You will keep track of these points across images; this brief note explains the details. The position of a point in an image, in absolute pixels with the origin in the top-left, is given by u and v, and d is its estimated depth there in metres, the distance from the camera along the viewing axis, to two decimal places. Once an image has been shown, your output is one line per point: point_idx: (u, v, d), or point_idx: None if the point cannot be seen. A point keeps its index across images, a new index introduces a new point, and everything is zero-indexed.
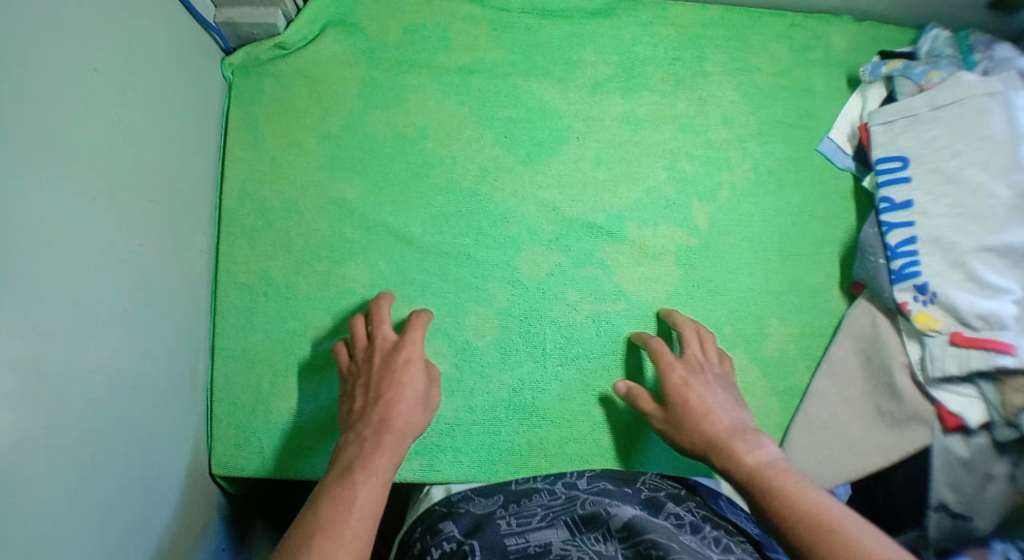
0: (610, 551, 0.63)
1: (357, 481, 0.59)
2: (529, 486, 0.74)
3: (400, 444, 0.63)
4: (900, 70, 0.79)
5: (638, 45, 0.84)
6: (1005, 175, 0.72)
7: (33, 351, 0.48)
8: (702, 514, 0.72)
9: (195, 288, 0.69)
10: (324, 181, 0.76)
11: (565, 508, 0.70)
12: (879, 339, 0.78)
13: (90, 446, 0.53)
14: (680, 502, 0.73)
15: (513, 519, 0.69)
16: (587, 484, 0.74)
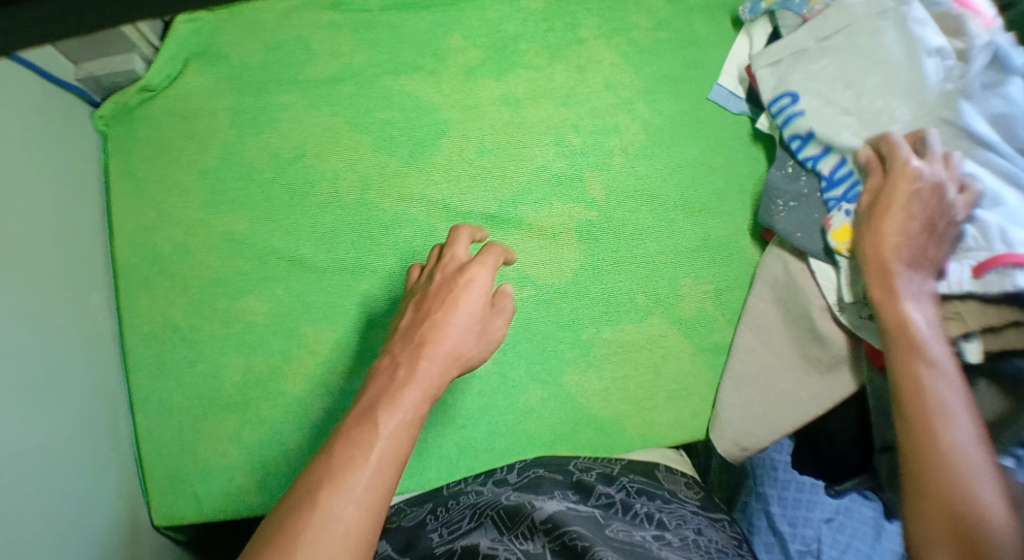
0: (537, 549, 0.59)
1: (393, 395, 0.49)
2: (458, 491, 0.74)
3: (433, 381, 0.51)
4: (780, 1, 0.77)
5: (507, 23, 0.80)
6: (911, 98, 0.68)
7: None
8: (635, 489, 0.71)
9: (101, 353, 0.75)
10: (210, 218, 0.77)
11: (491, 505, 0.68)
12: (794, 282, 0.73)
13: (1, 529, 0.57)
14: (613, 481, 0.72)
15: (443, 528, 0.66)
16: (516, 478, 0.73)
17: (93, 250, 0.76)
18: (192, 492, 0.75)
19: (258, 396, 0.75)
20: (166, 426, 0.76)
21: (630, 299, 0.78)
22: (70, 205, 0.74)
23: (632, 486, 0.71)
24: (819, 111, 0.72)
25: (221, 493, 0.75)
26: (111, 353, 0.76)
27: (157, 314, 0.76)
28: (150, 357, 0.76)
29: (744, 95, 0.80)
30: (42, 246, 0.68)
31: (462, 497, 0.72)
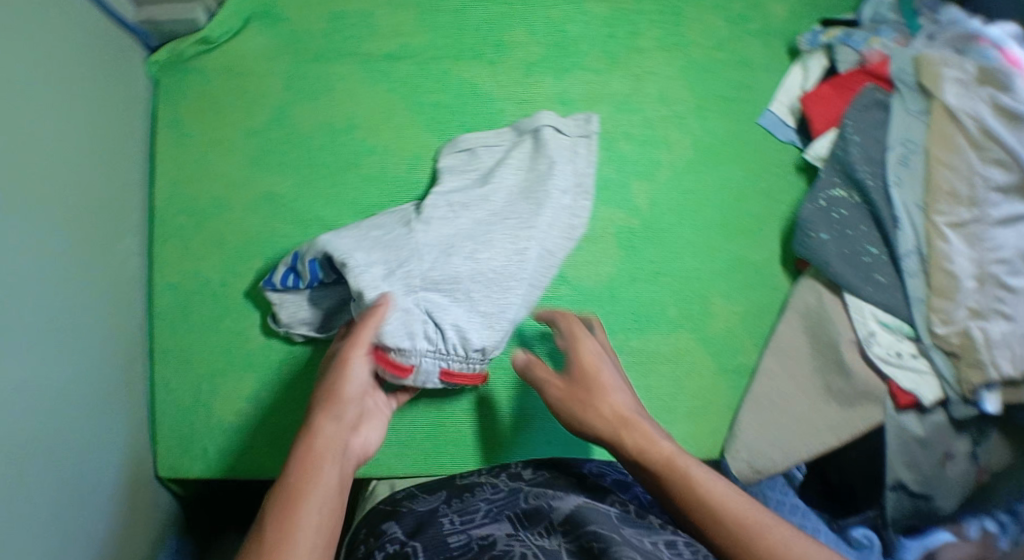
0: (552, 546, 0.62)
1: (320, 429, 0.58)
2: (472, 480, 0.75)
3: (630, 411, 0.66)
4: (839, 37, 0.80)
5: (570, 23, 0.81)
6: (969, 159, 0.70)
7: None
8: (651, 500, 0.70)
9: (127, 297, 0.74)
10: (253, 177, 0.77)
11: (507, 502, 0.70)
12: (825, 315, 0.75)
13: (20, 470, 0.56)
14: (628, 491, 0.72)
15: (456, 517, 0.69)
16: (531, 475, 0.74)
17: (132, 196, 0.76)
18: (201, 448, 0.75)
19: (282, 359, 0.76)
20: (184, 380, 0.75)
21: (660, 309, 0.78)
22: (116, 149, 0.74)
23: (647, 497, 0.71)
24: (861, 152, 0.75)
25: (231, 453, 0.74)
26: (137, 302, 0.76)
27: (189, 268, 0.77)
28: (178, 308, 0.76)
29: (793, 124, 0.82)
30: (87, 187, 0.68)
31: (476, 489, 0.73)
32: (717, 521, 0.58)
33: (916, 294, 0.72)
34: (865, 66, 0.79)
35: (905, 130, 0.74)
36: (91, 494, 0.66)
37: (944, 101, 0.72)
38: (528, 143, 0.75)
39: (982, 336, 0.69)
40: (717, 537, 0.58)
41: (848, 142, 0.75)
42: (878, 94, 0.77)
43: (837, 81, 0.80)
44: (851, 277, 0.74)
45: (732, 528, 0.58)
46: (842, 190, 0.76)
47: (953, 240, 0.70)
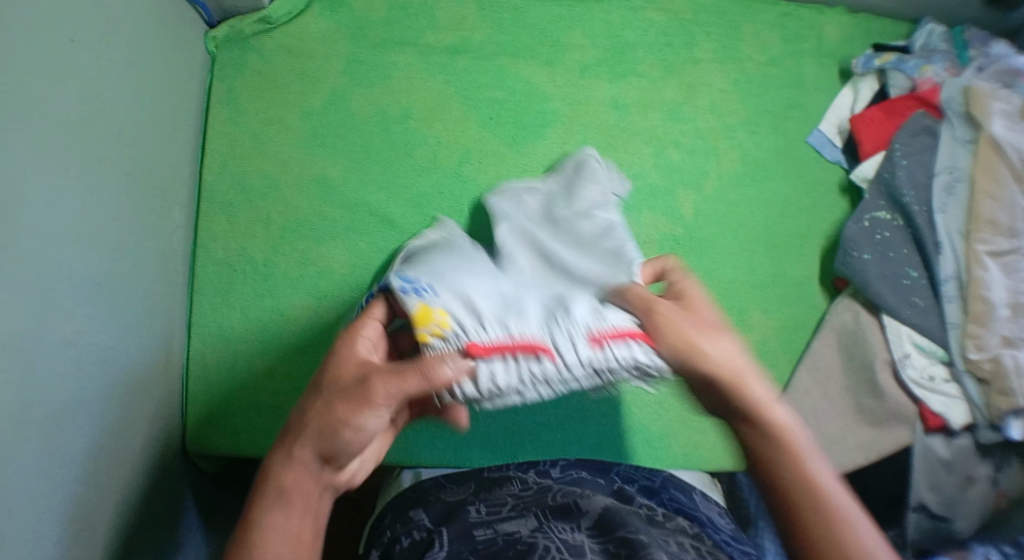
0: (577, 541, 0.59)
1: (305, 437, 0.50)
2: (500, 475, 0.73)
3: (732, 363, 0.54)
4: (893, 62, 0.83)
5: (627, 30, 0.84)
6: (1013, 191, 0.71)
7: (25, 305, 0.52)
8: (675, 509, 0.69)
9: (172, 263, 0.74)
10: (306, 158, 0.79)
11: (536, 498, 0.68)
12: (862, 335, 0.77)
13: (65, 416, 0.56)
14: (653, 497, 0.70)
15: (484, 507, 0.67)
16: (561, 473, 0.73)
17: (183, 167, 0.76)
18: (232, 425, 0.74)
19: (320, 343, 0.76)
20: (220, 356, 0.75)
21: None
22: (173, 119, 0.74)
23: (671, 507, 0.69)
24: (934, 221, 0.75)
25: (262, 434, 0.74)
26: (180, 274, 0.76)
27: (234, 244, 0.77)
28: (221, 284, 0.76)
29: (840, 144, 0.85)
30: (141, 151, 0.68)
31: (505, 484, 0.71)
32: (798, 458, 0.51)
33: (952, 319, 0.73)
34: (915, 92, 0.81)
35: (951, 159, 0.76)
36: (126, 461, 0.66)
37: (992, 133, 0.73)
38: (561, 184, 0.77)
39: (1013, 363, 0.69)
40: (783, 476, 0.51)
41: (896, 165, 0.77)
42: (926, 121, 0.78)
43: (887, 105, 0.81)
44: (889, 298, 0.75)
45: (801, 477, 0.51)
46: (887, 213, 0.77)
47: (991, 267, 0.71)
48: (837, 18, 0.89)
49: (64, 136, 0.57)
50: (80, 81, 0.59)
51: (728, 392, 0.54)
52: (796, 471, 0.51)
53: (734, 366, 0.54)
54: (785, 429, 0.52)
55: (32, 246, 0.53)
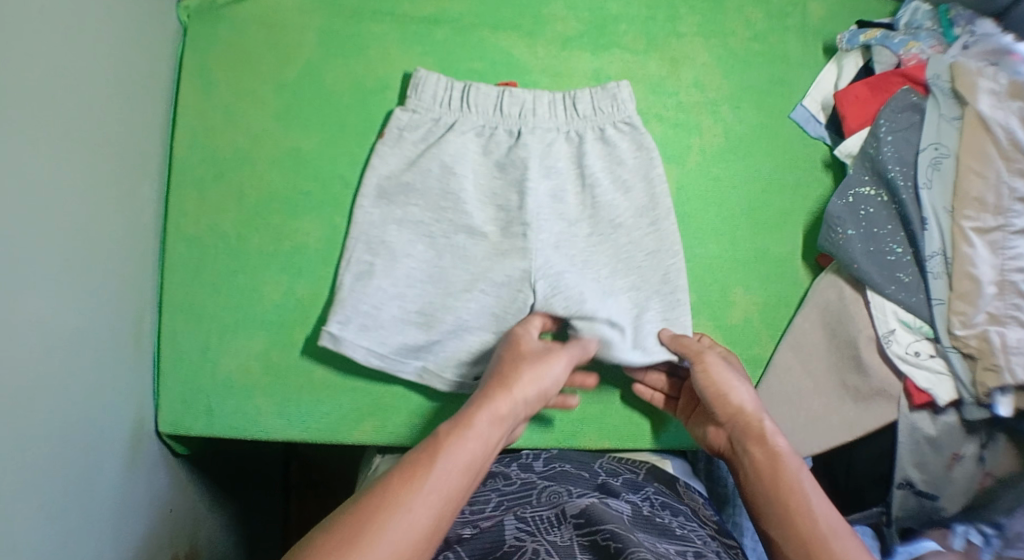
0: (564, 540, 0.57)
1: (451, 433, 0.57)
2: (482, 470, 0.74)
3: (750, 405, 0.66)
4: (878, 38, 0.82)
5: (610, 2, 0.83)
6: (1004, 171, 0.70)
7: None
8: (659, 502, 0.68)
9: (143, 239, 0.72)
10: (281, 132, 0.77)
11: (519, 495, 0.67)
12: (846, 311, 0.76)
13: (29, 394, 0.54)
14: (638, 490, 0.69)
15: (466, 507, 0.66)
16: (543, 466, 0.72)
17: (155, 142, 0.74)
18: (206, 403, 0.73)
19: (294, 320, 0.74)
20: (193, 333, 0.74)
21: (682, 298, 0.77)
22: (144, 90, 0.72)
23: (656, 497, 0.68)
24: (933, 221, 0.73)
25: (236, 414, 0.73)
26: (150, 250, 0.73)
27: (205, 220, 0.75)
28: (193, 260, 0.74)
29: (824, 120, 0.84)
30: (109, 123, 0.66)
31: (488, 481, 0.71)
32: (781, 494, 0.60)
33: (938, 295, 0.72)
34: (900, 69, 0.80)
35: (937, 135, 0.75)
36: (96, 443, 0.63)
37: (977, 109, 0.72)
38: (565, 139, 0.78)
39: (999, 341, 0.68)
40: (783, 504, 0.59)
41: (881, 142, 0.77)
42: (913, 97, 0.78)
43: (873, 81, 0.80)
44: (874, 273, 0.74)
45: (807, 527, 0.57)
46: (872, 188, 0.77)
47: (978, 244, 0.70)
48: None
49: (30, 105, 0.55)
50: (49, 50, 0.57)
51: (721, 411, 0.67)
52: (800, 533, 0.57)
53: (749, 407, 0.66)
54: (784, 478, 0.60)
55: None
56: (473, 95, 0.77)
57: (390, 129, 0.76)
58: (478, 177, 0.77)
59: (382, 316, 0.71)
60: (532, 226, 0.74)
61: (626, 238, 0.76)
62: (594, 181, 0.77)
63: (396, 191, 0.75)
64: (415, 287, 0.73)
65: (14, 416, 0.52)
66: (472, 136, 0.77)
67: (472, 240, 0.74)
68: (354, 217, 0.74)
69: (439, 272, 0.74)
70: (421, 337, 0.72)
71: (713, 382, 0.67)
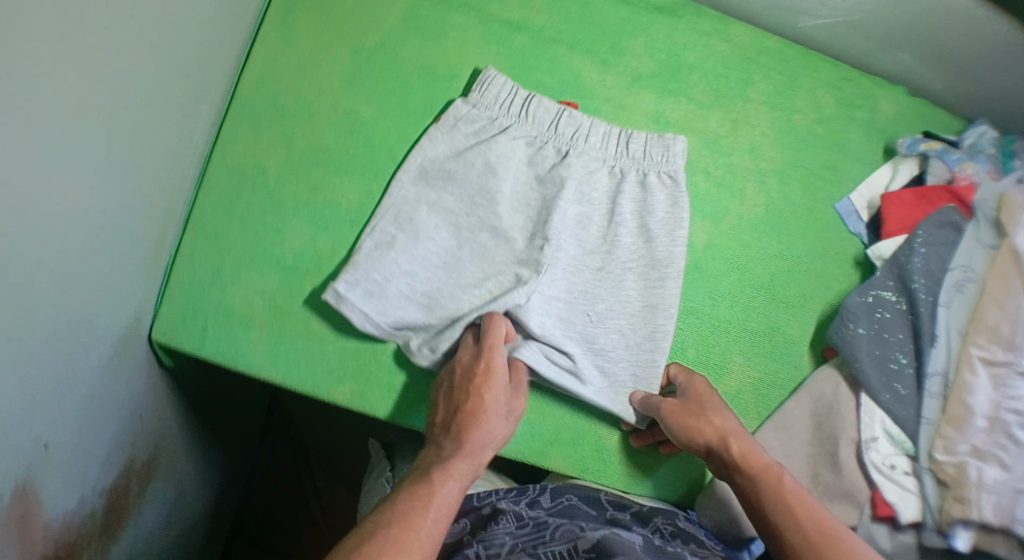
0: None
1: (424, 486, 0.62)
2: (492, 510, 0.75)
3: (722, 430, 0.69)
4: (937, 151, 0.82)
5: (688, 51, 0.84)
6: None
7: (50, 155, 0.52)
8: (669, 532, 0.70)
9: (189, 156, 0.74)
10: (344, 91, 0.79)
11: (532, 535, 0.67)
12: (836, 407, 0.76)
13: (47, 271, 0.56)
14: (646, 523, 0.71)
15: (482, 550, 0.65)
16: (551, 501, 0.75)
17: (225, 68, 0.76)
18: (204, 325, 0.75)
19: (308, 271, 0.76)
20: (209, 258, 0.76)
21: (681, 351, 0.78)
22: (230, 18, 0.74)
23: (666, 527, 0.71)
24: (943, 342, 0.74)
25: (230, 343, 0.75)
26: (193, 168, 0.76)
27: (251, 154, 0.77)
28: (230, 188, 0.77)
29: (866, 218, 0.84)
30: (190, 45, 0.68)
31: (498, 520, 0.71)
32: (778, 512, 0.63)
33: (928, 415, 0.73)
34: (951, 185, 0.81)
35: (967, 259, 0.76)
36: (92, 334, 0.65)
37: (1013, 243, 0.72)
38: (608, 174, 0.80)
39: (976, 476, 0.69)
40: (778, 524, 0.63)
41: (913, 251, 0.77)
42: (954, 216, 0.78)
43: (921, 191, 0.81)
44: (873, 379, 0.75)
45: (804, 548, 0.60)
46: (893, 294, 0.77)
47: (980, 374, 0.71)
48: (895, 94, 0.88)
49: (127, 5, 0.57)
50: None
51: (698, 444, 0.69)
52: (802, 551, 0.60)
53: (723, 432, 0.69)
54: (776, 494, 0.64)
55: (62, 107, 0.53)
56: (534, 106, 0.79)
57: (446, 117, 0.78)
58: (516, 184, 0.78)
59: (388, 284, 0.73)
60: (552, 244, 0.76)
61: (636, 281, 0.78)
62: (625, 221, 0.79)
63: (433, 175, 0.77)
64: (427, 269, 0.74)
65: (28, 297, 0.54)
66: (522, 144, 0.79)
67: (492, 241, 0.76)
68: (391, 189, 0.76)
69: (453, 261, 0.75)
70: (417, 314, 0.74)
71: (681, 417, 0.70)
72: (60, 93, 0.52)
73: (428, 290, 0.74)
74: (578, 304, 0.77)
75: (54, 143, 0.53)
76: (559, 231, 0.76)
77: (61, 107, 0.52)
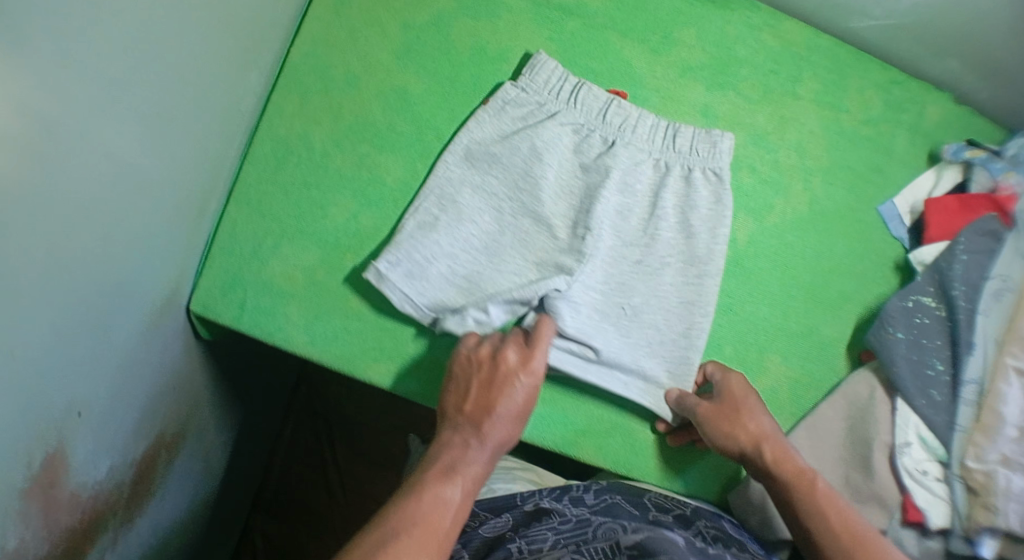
0: None
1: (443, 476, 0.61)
2: (537, 507, 0.74)
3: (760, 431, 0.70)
4: (982, 159, 0.82)
5: (740, 45, 0.84)
6: None
7: (94, 103, 0.51)
8: (711, 536, 0.69)
9: (235, 123, 0.73)
10: (393, 68, 0.78)
11: (573, 533, 0.67)
12: (871, 411, 0.76)
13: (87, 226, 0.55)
14: (688, 525, 0.70)
15: (524, 545, 0.65)
16: (594, 499, 0.74)
17: (275, 36, 0.76)
18: (241, 296, 0.74)
19: (349, 247, 0.76)
20: (251, 229, 0.75)
21: (718, 346, 0.78)
22: None
23: (707, 532, 0.69)
24: (980, 351, 0.74)
25: (267, 316, 0.74)
26: (238, 136, 0.75)
27: (297, 126, 0.77)
28: (273, 159, 0.76)
29: (909, 223, 0.84)
30: (240, 10, 0.67)
31: (543, 519, 0.70)
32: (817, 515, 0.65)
33: (961, 422, 0.73)
34: (993, 195, 0.81)
35: (1007, 268, 0.76)
36: (131, 296, 0.64)
37: None
38: (652, 167, 0.80)
39: (1004, 484, 0.69)
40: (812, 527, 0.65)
41: (954, 258, 0.77)
42: (995, 226, 0.78)
43: (965, 198, 0.81)
44: (909, 383, 0.75)
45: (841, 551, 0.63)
46: (932, 300, 0.77)
47: (1014, 385, 0.71)
48: (942, 100, 0.88)
49: None
50: None
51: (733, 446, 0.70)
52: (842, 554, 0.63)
53: (758, 433, 0.70)
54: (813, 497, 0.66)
55: (108, 56, 0.51)
56: (583, 93, 0.78)
57: (494, 99, 0.77)
58: (560, 171, 0.77)
59: (428, 267, 0.72)
60: (593, 234, 0.75)
61: (675, 275, 0.77)
62: (666, 215, 0.78)
63: (477, 157, 0.76)
64: (468, 253, 0.74)
65: (68, 253, 0.53)
66: (568, 131, 0.78)
67: (533, 228, 0.76)
68: (435, 169, 0.75)
69: (495, 246, 0.74)
70: (456, 297, 0.72)
71: (717, 421, 0.70)
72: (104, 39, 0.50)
73: (467, 274, 0.73)
74: (613, 292, 0.76)
75: (99, 96, 0.51)
76: (601, 221, 0.76)
77: (107, 58, 0.51)
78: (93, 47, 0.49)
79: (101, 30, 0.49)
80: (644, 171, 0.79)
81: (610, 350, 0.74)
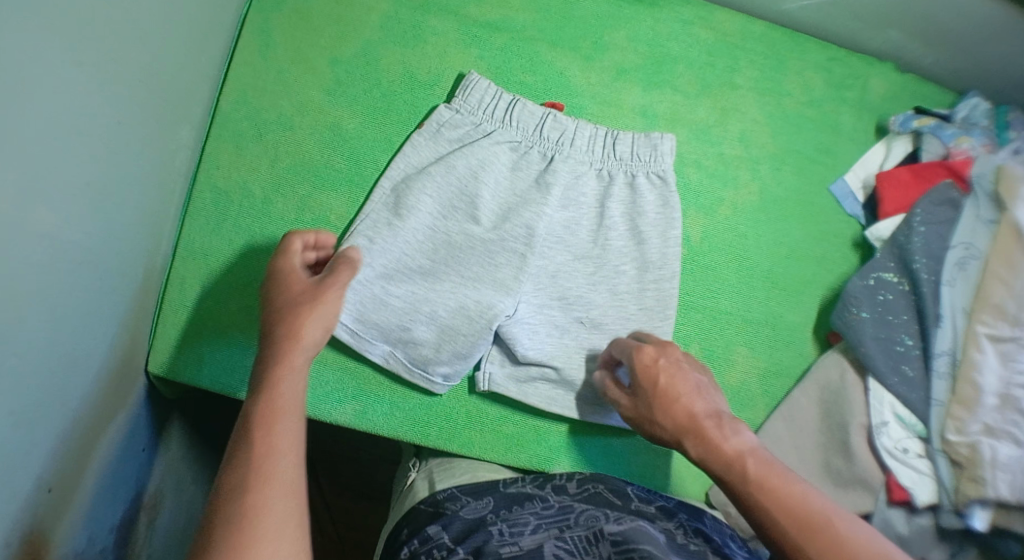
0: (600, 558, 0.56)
1: (263, 437, 0.51)
2: (518, 490, 0.70)
3: (694, 393, 0.64)
4: (931, 127, 0.81)
5: (672, 41, 0.83)
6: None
7: (19, 194, 0.50)
8: (693, 528, 0.66)
9: (173, 181, 0.73)
10: (325, 104, 0.78)
11: (557, 518, 0.65)
12: (844, 393, 0.76)
13: (28, 316, 0.54)
14: (671, 516, 0.68)
15: (505, 528, 0.64)
16: (576, 488, 0.71)
17: (204, 89, 0.75)
18: (199, 352, 0.74)
19: None
20: (200, 284, 0.74)
21: (685, 345, 0.77)
22: (206, 38, 0.73)
23: (689, 524, 0.67)
24: (949, 324, 0.72)
25: (226, 368, 0.74)
26: (178, 193, 0.74)
27: (236, 175, 0.76)
28: (216, 211, 0.75)
29: (862, 199, 0.83)
30: (166, 67, 0.67)
31: (524, 503, 0.68)
32: (763, 484, 0.56)
33: (938, 396, 0.71)
34: (947, 161, 0.79)
35: (970, 235, 0.74)
36: (88, 371, 0.64)
37: (1014, 217, 0.70)
38: (595, 177, 0.79)
39: (990, 454, 0.68)
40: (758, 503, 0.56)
41: (912, 231, 0.76)
42: (952, 193, 0.76)
43: (917, 169, 0.80)
44: (880, 363, 0.73)
45: (782, 513, 0.54)
46: (894, 275, 0.76)
47: (988, 352, 0.69)
48: (885, 72, 0.87)
49: (88, 30, 0.54)
50: None
51: (664, 416, 0.64)
52: (792, 525, 0.53)
53: (692, 407, 0.63)
54: (761, 468, 0.57)
55: (28, 144, 0.50)
56: (518, 110, 0.77)
57: (430, 122, 0.77)
58: (499, 189, 0.77)
59: (365, 296, 0.71)
60: (533, 248, 0.75)
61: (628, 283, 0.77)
62: (613, 223, 0.78)
63: (404, 180, 0.75)
64: (403, 273, 0.73)
65: (15, 347, 0.53)
66: (506, 149, 0.77)
67: (469, 244, 0.75)
68: (372, 196, 0.74)
69: (431, 267, 0.74)
70: (394, 320, 0.72)
71: (653, 394, 0.65)
72: (23, 129, 0.49)
73: (402, 297, 0.72)
74: (568, 308, 0.76)
75: (28, 181, 0.51)
76: (537, 232, 0.76)
77: (33, 145, 0.51)
78: (16, 134, 0.49)
79: (24, 116, 0.49)
80: (585, 181, 0.79)
81: (571, 368, 0.75)
